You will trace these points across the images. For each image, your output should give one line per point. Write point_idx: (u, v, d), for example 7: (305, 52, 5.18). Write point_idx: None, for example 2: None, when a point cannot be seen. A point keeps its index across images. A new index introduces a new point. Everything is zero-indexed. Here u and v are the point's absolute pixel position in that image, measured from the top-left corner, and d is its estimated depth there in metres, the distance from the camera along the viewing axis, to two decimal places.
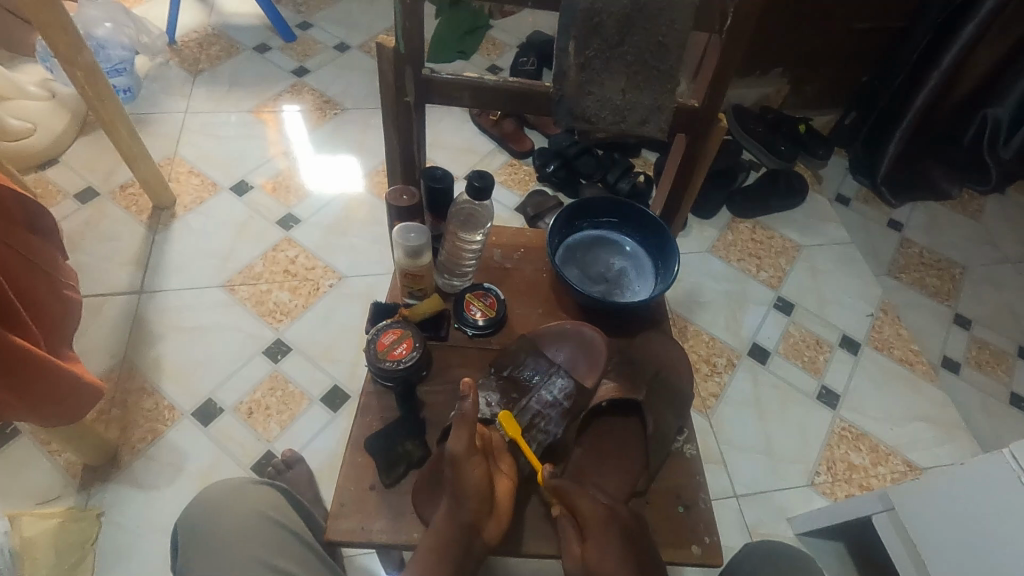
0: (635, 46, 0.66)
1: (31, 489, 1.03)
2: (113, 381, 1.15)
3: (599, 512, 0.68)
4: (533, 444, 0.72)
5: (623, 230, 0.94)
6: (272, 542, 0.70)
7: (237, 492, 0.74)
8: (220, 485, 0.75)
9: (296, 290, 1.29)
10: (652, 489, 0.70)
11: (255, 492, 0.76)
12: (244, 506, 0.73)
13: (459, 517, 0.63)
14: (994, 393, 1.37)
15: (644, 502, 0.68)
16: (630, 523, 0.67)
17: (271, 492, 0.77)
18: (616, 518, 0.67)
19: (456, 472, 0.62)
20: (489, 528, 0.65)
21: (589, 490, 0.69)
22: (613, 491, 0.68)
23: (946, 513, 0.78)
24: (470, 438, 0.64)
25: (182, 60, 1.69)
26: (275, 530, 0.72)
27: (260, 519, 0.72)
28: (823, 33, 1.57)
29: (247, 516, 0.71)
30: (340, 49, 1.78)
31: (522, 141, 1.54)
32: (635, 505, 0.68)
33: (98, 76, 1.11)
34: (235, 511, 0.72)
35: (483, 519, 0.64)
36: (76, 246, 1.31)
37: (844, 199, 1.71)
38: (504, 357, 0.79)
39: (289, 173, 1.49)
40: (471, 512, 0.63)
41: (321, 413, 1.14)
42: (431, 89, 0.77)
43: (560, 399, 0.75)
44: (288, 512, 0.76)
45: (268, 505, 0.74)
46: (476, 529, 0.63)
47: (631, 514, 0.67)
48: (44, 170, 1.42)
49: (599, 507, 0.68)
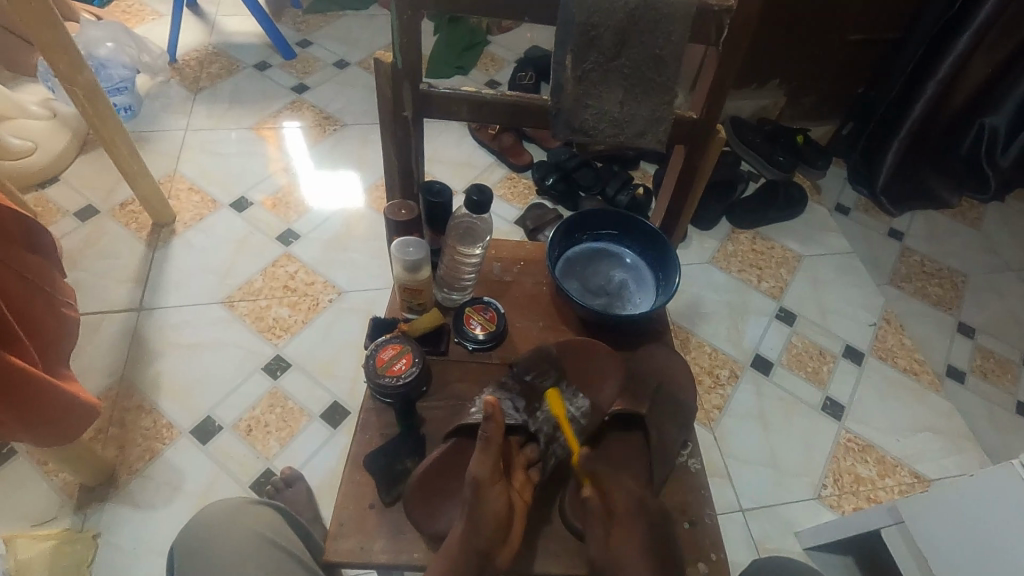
0: (631, 59, 0.66)
1: (27, 510, 1.01)
2: (111, 399, 1.14)
3: (603, 546, 0.65)
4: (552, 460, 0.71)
5: (623, 242, 0.94)
6: (267, 561, 0.69)
7: (236, 511, 0.73)
8: (219, 505, 0.74)
9: (296, 305, 1.29)
10: (660, 524, 0.69)
11: (250, 511, 0.75)
12: (245, 524, 0.72)
13: (473, 543, 0.60)
14: (1000, 403, 1.36)
15: (648, 536, 0.66)
16: (637, 551, 0.65)
17: (271, 512, 0.76)
18: (619, 548, 0.65)
19: (478, 495, 0.61)
20: (502, 555, 0.62)
21: (591, 522, 0.66)
22: (617, 526, 0.66)
23: (956, 527, 0.77)
24: (494, 464, 0.63)
25: (182, 78, 1.71)
26: (275, 551, 0.71)
27: (255, 537, 0.71)
28: (818, 44, 1.58)
29: (247, 536, 0.70)
30: (339, 66, 1.80)
31: (521, 155, 1.55)
32: (640, 547, 0.65)
33: (97, 94, 1.11)
34: (235, 530, 0.71)
35: (498, 546, 0.62)
36: (75, 264, 1.31)
37: (844, 209, 1.71)
38: (529, 358, 0.77)
39: (289, 189, 1.49)
40: (488, 537, 0.61)
41: (320, 430, 1.13)
42: (429, 104, 0.77)
43: (577, 419, 0.74)
44: (287, 533, 0.75)
45: (267, 525, 0.73)
46: (489, 556, 0.61)
47: (636, 551, 0.65)
48: (44, 189, 1.43)
49: (602, 542, 0.65)
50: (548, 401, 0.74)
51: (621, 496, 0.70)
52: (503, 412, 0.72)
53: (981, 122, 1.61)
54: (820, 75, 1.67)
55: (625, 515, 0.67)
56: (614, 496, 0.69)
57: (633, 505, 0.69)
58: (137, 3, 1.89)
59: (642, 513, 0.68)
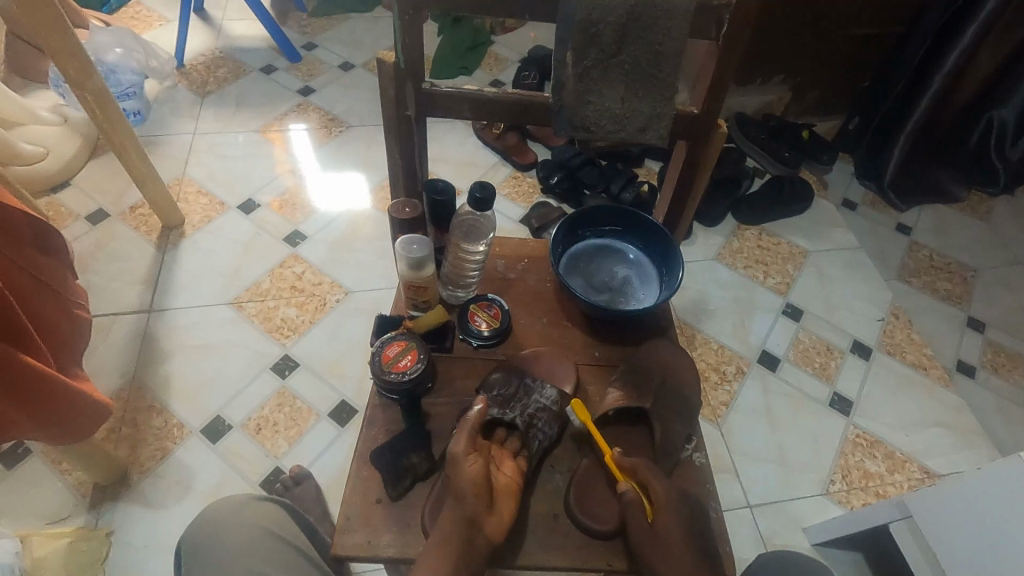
0: (632, 55, 0.67)
1: (42, 509, 1.03)
2: (123, 400, 1.15)
3: (648, 531, 0.66)
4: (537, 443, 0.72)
5: (626, 238, 0.94)
6: (273, 556, 0.70)
7: (240, 510, 0.74)
8: (223, 504, 0.75)
9: (303, 305, 1.30)
10: (697, 513, 0.70)
11: (256, 506, 0.75)
12: (248, 522, 0.72)
13: (461, 509, 0.62)
14: (1012, 397, 1.35)
15: (689, 524, 0.67)
16: (681, 534, 0.66)
17: (275, 509, 0.77)
18: (665, 532, 0.65)
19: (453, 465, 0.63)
20: (490, 523, 0.63)
21: (631, 510, 0.67)
22: (659, 515, 0.67)
23: (966, 521, 0.76)
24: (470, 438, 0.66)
25: (189, 83, 1.73)
26: (280, 548, 0.71)
27: (261, 533, 0.72)
28: (823, 38, 1.57)
29: (251, 534, 0.71)
30: (344, 69, 1.81)
31: (525, 154, 1.55)
32: (682, 529, 0.66)
33: (107, 99, 1.13)
34: (240, 529, 0.72)
35: (484, 513, 0.63)
36: (87, 267, 1.32)
37: (851, 204, 1.70)
38: (513, 366, 0.79)
39: (296, 191, 1.50)
40: (471, 503, 0.62)
41: (329, 429, 1.14)
42: (431, 103, 0.78)
43: (549, 405, 0.74)
44: (293, 529, 0.75)
45: (271, 522, 0.74)
46: (477, 523, 0.62)
47: (682, 531, 0.66)
48: (56, 193, 1.45)
49: (647, 529, 0.66)
50: (573, 411, 0.75)
51: (659, 487, 0.69)
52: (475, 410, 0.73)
53: (989, 116, 1.59)
54: (824, 70, 1.66)
55: (665, 505, 0.67)
56: (655, 490, 0.69)
57: (675, 496, 0.69)
58: (145, 9, 1.92)
59: (682, 502, 0.69)
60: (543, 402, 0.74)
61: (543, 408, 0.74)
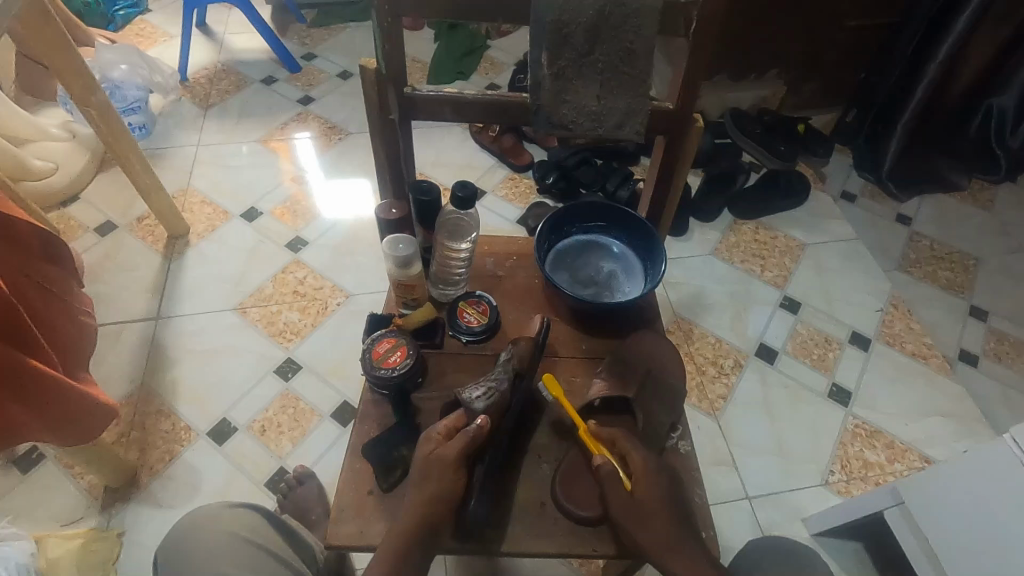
0: (605, 54, 0.69)
1: (56, 511, 1.06)
2: (132, 405, 1.18)
3: (628, 501, 0.67)
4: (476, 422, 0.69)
5: (612, 233, 0.95)
6: (239, 559, 0.70)
7: (213, 517, 0.75)
8: (195, 513, 0.75)
9: (305, 310, 1.33)
10: (677, 480, 0.71)
11: (229, 512, 0.76)
12: (222, 530, 0.73)
13: (422, 518, 0.65)
14: (1014, 384, 1.34)
15: (671, 492, 0.69)
16: (660, 503, 0.67)
17: (251, 514, 0.77)
18: (646, 503, 0.67)
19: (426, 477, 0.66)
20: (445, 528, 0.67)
21: (610, 481, 0.68)
22: (638, 484, 0.68)
23: (957, 506, 0.77)
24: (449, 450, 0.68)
25: (193, 96, 1.77)
26: (254, 553, 0.72)
27: (229, 538, 0.72)
28: (814, 31, 1.57)
29: (226, 541, 0.71)
30: (343, 77, 1.85)
31: (521, 155, 1.58)
32: (665, 499, 0.68)
33: (110, 115, 1.17)
34: (215, 536, 0.72)
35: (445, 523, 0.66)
36: (96, 277, 1.36)
37: (849, 196, 1.70)
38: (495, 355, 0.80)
39: (298, 198, 1.54)
40: (436, 512, 0.65)
41: (332, 429, 1.17)
42: (413, 106, 0.80)
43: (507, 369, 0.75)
44: (269, 534, 0.76)
45: (245, 527, 0.75)
46: (438, 524, 0.65)
47: (663, 499, 0.68)
48: (66, 207, 1.49)
49: (627, 499, 0.67)
50: (545, 385, 0.77)
51: (637, 458, 0.70)
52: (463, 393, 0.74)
53: (988, 103, 1.59)
54: (817, 63, 1.67)
55: (646, 477, 0.69)
56: (633, 459, 0.71)
57: (653, 464, 0.70)
58: (150, 26, 1.97)
59: (661, 473, 0.70)
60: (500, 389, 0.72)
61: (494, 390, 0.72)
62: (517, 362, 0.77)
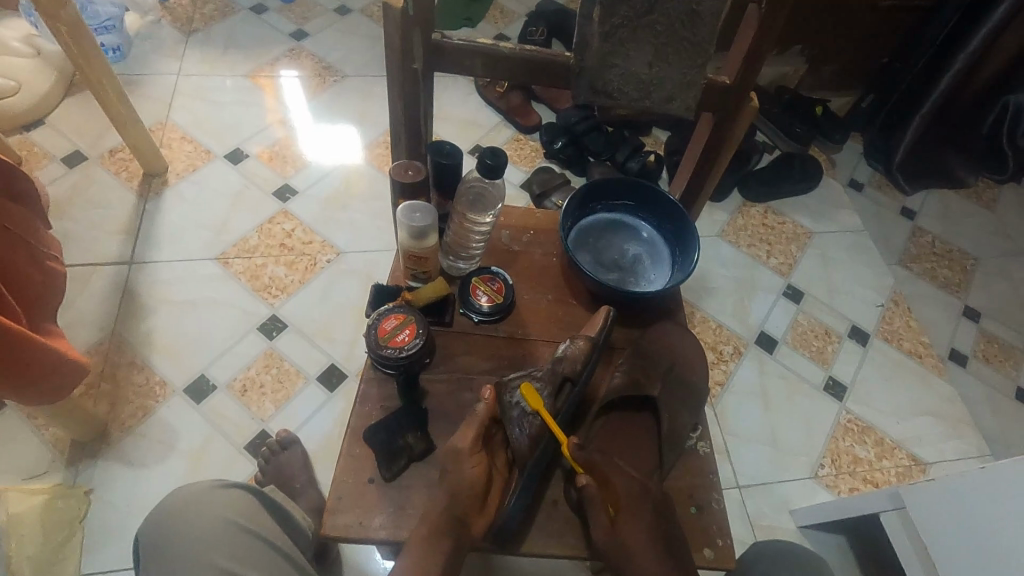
0: (665, 15, 0.64)
1: (18, 464, 1.00)
2: (102, 355, 1.11)
3: (608, 533, 0.67)
4: (518, 432, 0.69)
5: (640, 214, 0.95)
6: (229, 545, 0.66)
7: (204, 500, 0.69)
8: (184, 493, 0.70)
9: (293, 265, 1.25)
10: (661, 506, 0.71)
11: (215, 492, 0.71)
12: (218, 515, 0.68)
13: (448, 511, 0.63)
14: (1001, 387, 1.35)
15: (654, 522, 0.68)
16: (644, 542, 0.66)
17: (242, 495, 0.73)
18: (626, 535, 0.66)
19: (456, 465, 0.66)
20: (478, 523, 0.65)
21: (594, 510, 0.67)
22: (622, 514, 0.68)
23: (961, 518, 0.75)
24: (478, 435, 0.68)
25: (173, 18, 1.61)
26: (243, 539, 0.68)
27: (218, 522, 0.67)
28: (848, 8, 1.49)
29: (216, 527, 0.67)
30: (340, 13, 1.70)
31: (529, 115, 1.48)
32: (647, 532, 0.67)
33: (82, 33, 1.04)
34: (210, 524, 0.67)
35: (473, 514, 0.64)
36: (63, 213, 1.26)
37: (857, 184, 1.66)
38: (510, 357, 0.80)
39: (286, 142, 1.43)
40: (461, 504, 0.63)
41: (317, 393, 1.11)
42: (442, 55, 0.74)
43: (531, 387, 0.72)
44: (263, 520, 0.72)
45: (235, 510, 0.70)
46: (465, 522, 0.63)
47: (644, 536, 0.66)
48: (29, 132, 1.36)
49: (607, 529, 0.67)
50: (522, 395, 0.70)
51: (620, 484, 0.70)
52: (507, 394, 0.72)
53: (1004, 99, 1.45)
54: (846, 40, 1.59)
55: (629, 503, 0.69)
56: (616, 485, 0.70)
57: (637, 491, 0.70)
58: None
59: (648, 504, 0.69)
60: (544, 391, 0.72)
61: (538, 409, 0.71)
62: (567, 368, 0.73)
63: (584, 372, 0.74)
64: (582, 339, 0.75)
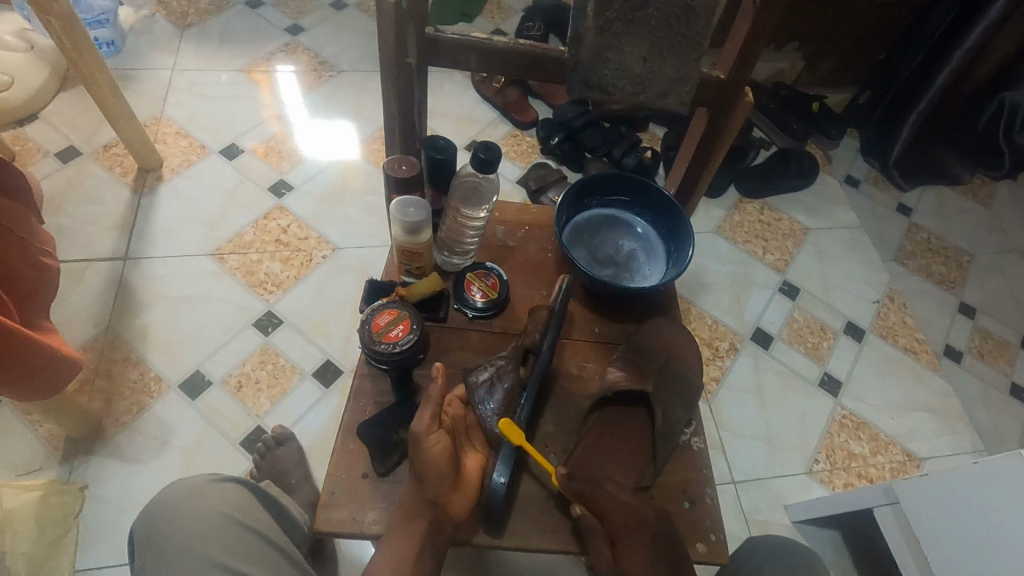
0: (659, 10, 0.64)
1: (12, 460, 1.00)
2: (96, 351, 1.10)
3: (610, 566, 0.66)
4: (487, 411, 0.70)
5: (634, 210, 0.95)
6: (224, 540, 0.66)
7: (199, 495, 0.69)
8: (178, 488, 0.69)
9: (288, 261, 1.24)
10: (658, 532, 0.67)
11: (209, 487, 0.70)
12: (213, 511, 0.68)
13: (423, 494, 0.63)
14: (995, 383, 1.35)
15: (652, 552, 0.65)
16: (648, 570, 0.65)
17: (237, 490, 0.72)
18: (626, 564, 0.65)
19: (417, 447, 0.62)
20: (456, 503, 0.64)
21: (594, 543, 0.68)
22: (620, 547, 0.66)
23: (953, 513, 0.76)
24: (434, 414, 0.63)
25: (168, 13, 1.60)
26: (238, 533, 0.67)
27: (212, 517, 0.67)
28: (845, 4, 1.49)
29: (211, 523, 0.66)
30: (336, 8, 1.69)
31: (526, 111, 1.48)
32: (649, 557, 0.65)
33: (76, 28, 1.03)
34: (204, 519, 0.67)
35: (448, 494, 0.63)
36: (58, 209, 1.25)
37: (853, 181, 1.66)
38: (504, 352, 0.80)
39: (282, 138, 1.42)
40: (434, 486, 0.62)
41: (313, 389, 1.11)
42: (435, 50, 0.73)
43: (495, 377, 0.71)
44: (259, 515, 0.71)
45: (231, 504, 0.70)
46: (440, 504, 0.63)
47: (646, 567, 0.64)
48: (22, 127, 1.35)
49: (608, 562, 0.67)
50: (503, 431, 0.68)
51: (609, 507, 0.66)
52: (474, 380, 0.72)
53: (1001, 96, 1.50)
54: (844, 36, 1.58)
55: (625, 535, 0.66)
56: (608, 517, 0.66)
57: (632, 520, 0.66)
58: None
59: (640, 527, 0.67)
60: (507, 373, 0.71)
61: (505, 391, 0.71)
62: (529, 341, 0.73)
63: (545, 344, 0.73)
64: (541, 311, 0.73)
